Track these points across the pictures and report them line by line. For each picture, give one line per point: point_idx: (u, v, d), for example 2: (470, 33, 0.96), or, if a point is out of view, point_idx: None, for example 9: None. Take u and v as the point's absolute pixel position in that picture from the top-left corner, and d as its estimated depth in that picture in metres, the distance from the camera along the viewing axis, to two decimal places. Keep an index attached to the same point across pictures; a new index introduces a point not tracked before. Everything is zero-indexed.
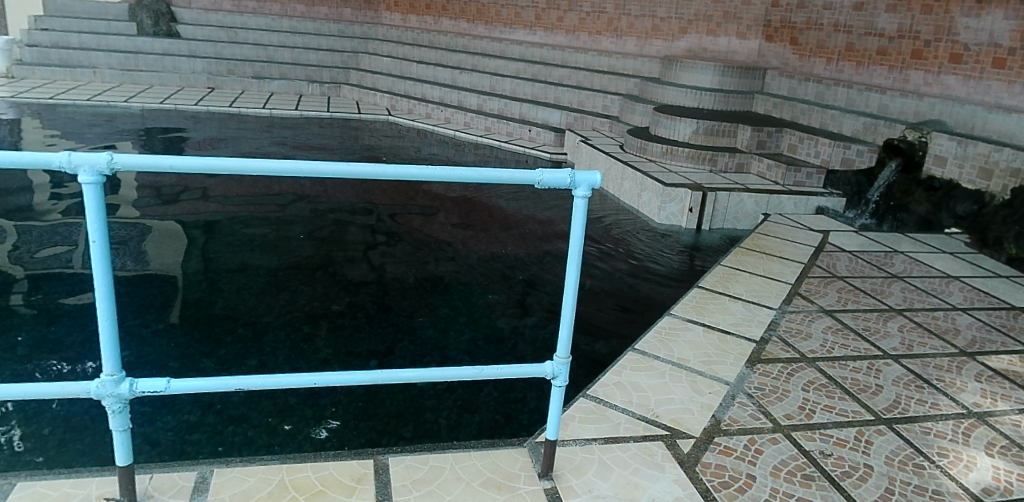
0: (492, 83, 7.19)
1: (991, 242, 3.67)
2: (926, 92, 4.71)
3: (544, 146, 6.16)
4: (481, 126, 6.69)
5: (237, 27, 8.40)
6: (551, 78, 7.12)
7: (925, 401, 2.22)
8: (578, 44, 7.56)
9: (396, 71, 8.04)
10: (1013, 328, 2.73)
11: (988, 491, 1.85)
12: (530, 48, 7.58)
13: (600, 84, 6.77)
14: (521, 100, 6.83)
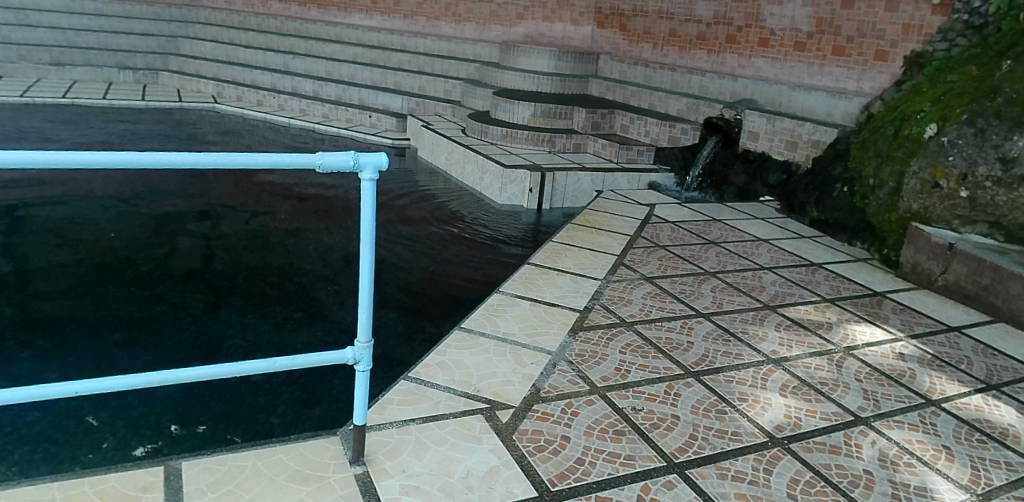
0: (329, 69, 7.01)
1: (797, 207, 4.18)
2: (741, 74, 5.15)
3: (385, 132, 6.11)
4: (318, 113, 6.53)
5: (26, 8, 7.55)
6: (390, 63, 7.06)
7: (730, 353, 2.46)
8: (416, 28, 7.53)
9: (222, 56, 7.62)
10: (809, 282, 3.13)
11: (780, 427, 2.09)
12: (367, 32, 7.44)
13: (441, 69, 6.79)
14: (360, 86, 6.70)
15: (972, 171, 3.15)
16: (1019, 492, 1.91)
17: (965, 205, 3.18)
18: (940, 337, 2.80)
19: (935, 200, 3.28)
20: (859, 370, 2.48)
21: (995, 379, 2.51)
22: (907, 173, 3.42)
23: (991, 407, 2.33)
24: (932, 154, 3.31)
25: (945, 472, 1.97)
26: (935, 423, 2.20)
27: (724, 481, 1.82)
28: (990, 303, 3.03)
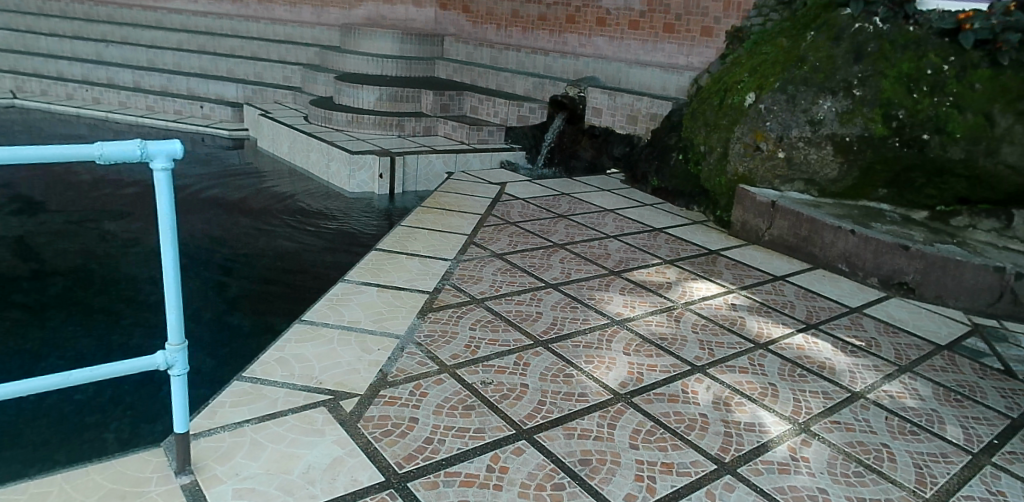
0: (150, 57, 6.48)
1: (639, 177, 4.44)
2: (582, 52, 5.35)
3: (220, 123, 5.76)
4: (141, 106, 6.05)
5: None
6: (221, 49, 6.65)
7: (577, 318, 2.57)
8: (249, 13, 7.15)
9: (19, 46, 6.81)
10: (651, 246, 3.33)
11: (624, 384, 2.21)
12: (192, 17, 6.94)
13: (278, 54, 6.51)
14: (188, 75, 6.26)
15: (787, 134, 3.47)
16: (833, 416, 2.15)
17: (783, 165, 3.50)
18: (767, 286, 3.08)
19: (758, 162, 3.59)
20: (695, 322, 2.67)
21: (813, 319, 2.80)
22: (733, 139, 3.70)
23: (810, 344, 2.60)
24: (753, 120, 3.59)
25: (771, 406, 2.18)
26: (762, 364, 2.43)
27: (572, 440, 1.91)
28: (809, 253, 3.38)
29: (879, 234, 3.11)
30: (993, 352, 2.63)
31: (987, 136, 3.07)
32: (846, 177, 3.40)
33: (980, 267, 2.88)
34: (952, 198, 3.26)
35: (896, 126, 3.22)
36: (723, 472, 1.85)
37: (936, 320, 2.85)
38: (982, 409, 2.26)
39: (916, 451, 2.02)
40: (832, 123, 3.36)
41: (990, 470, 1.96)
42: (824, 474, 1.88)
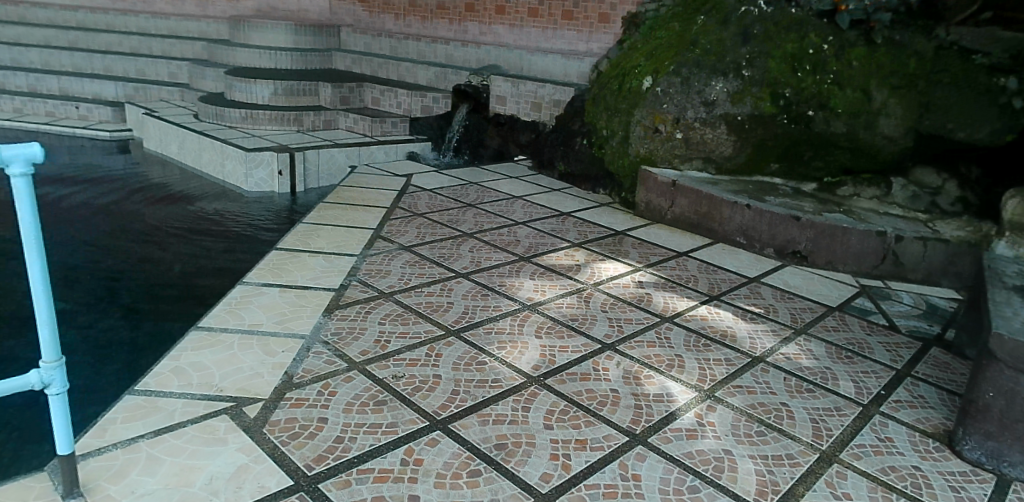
0: (13, 55, 5.97)
1: (546, 163, 4.52)
2: (483, 41, 5.37)
3: (100, 124, 5.38)
4: (6, 108, 5.56)
5: None
6: (96, 45, 6.23)
7: (488, 306, 2.59)
8: (124, 6, 6.73)
9: None
10: (558, 230, 3.39)
11: (537, 367, 2.24)
12: (58, 11, 6.45)
13: (161, 50, 6.17)
14: (59, 73, 5.82)
15: (683, 116, 3.61)
16: (735, 381, 2.26)
17: (681, 145, 3.65)
18: (670, 262, 3.19)
19: (657, 143, 3.71)
20: (605, 301, 2.73)
21: (715, 291, 2.92)
22: (632, 122, 3.80)
23: (713, 314, 2.71)
24: (651, 103, 3.70)
25: (678, 377, 2.26)
26: (669, 336, 2.51)
27: (487, 426, 1.92)
28: (709, 228, 3.53)
29: (772, 207, 3.29)
30: (878, 310, 2.85)
31: (866, 109, 3.31)
32: (740, 154, 3.58)
33: (865, 232, 3.10)
34: (837, 170, 3.49)
35: (784, 104, 3.41)
36: (635, 443, 1.92)
37: (828, 284, 3.06)
38: (869, 364, 2.44)
39: (812, 407, 2.16)
40: (724, 103, 3.52)
41: (878, 419, 2.14)
42: (730, 436, 1.99)
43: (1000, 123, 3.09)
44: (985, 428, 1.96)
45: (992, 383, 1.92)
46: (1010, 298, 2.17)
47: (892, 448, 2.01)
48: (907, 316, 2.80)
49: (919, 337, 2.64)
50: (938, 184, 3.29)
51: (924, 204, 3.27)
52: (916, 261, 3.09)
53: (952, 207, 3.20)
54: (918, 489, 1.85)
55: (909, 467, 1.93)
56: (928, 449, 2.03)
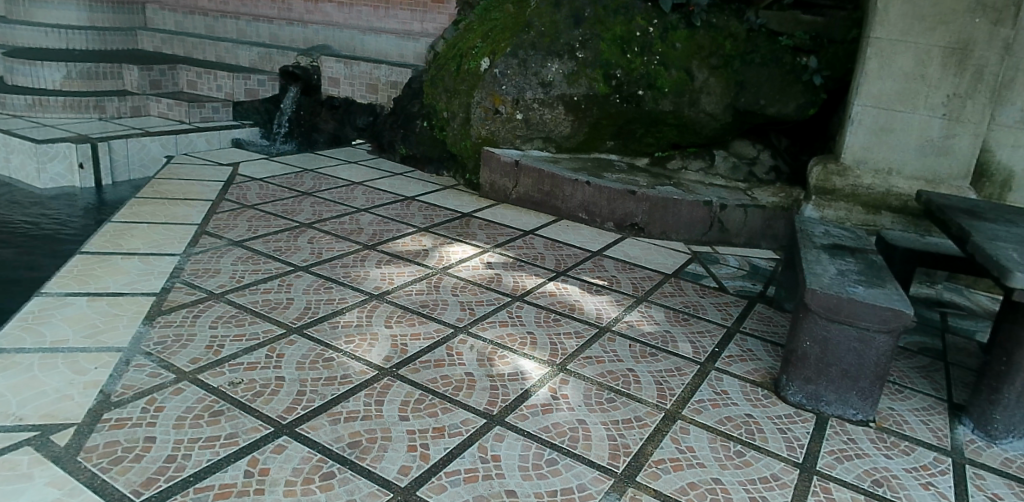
0: None
1: (387, 146, 4.38)
2: (310, 20, 5.09)
3: None
4: None
5: None
6: None
7: (333, 299, 2.44)
8: None
9: None
10: (403, 215, 3.30)
11: (388, 358, 2.14)
12: None
13: None
14: None
15: (521, 97, 3.64)
16: (585, 353, 2.32)
17: (522, 126, 3.69)
18: (518, 241, 3.22)
19: (498, 124, 3.71)
20: (454, 285, 2.68)
21: (562, 267, 2.99)
22: (473, 104, 3.76)
23: (561, 290, 2.76)
24: (489, 84, 3.68)
25: (530, 354, 2.27)
26: (520, 315, 2.52)
27: (338, 425, 1.81)
28: (553, 206, 3.61)
29: (609, 183, 3.44)
30: (709, 273, 3.08)
31: (689, 88, 3.54)
32: (577, 133, 3.71)
33: (693, 203, 3.34)
34: (667, 145, 3.79)
35: (615, 85, 3.56)
36: (493, 424, 1.90)
37: (664, 253, 3.25)
38: (704, 323, 2.63)
39: (655, 370, 2.29)
40: (560, 84, 3.60)
41: (714, 374, 2.32)
42: (582, 405, 2.05)
43: (803, 99, 3.48)
44: (805, 374, 2.25)
45: (809, 334, 2.22)
46: (819, 257, 2.44)
47: (728, 400, 2.19)
48: (733, 276, 3.06)
49: (745, 296, 2.89)
50: (754, 155, 3.72)
51: (743, 174, 3.65)
52: (739, 226, 3.38)
53: (766, 176, 3.64)
54: (751, 435, 2.04)
55: (743, 416, 2.13)
56: (757, 397, 2.25)
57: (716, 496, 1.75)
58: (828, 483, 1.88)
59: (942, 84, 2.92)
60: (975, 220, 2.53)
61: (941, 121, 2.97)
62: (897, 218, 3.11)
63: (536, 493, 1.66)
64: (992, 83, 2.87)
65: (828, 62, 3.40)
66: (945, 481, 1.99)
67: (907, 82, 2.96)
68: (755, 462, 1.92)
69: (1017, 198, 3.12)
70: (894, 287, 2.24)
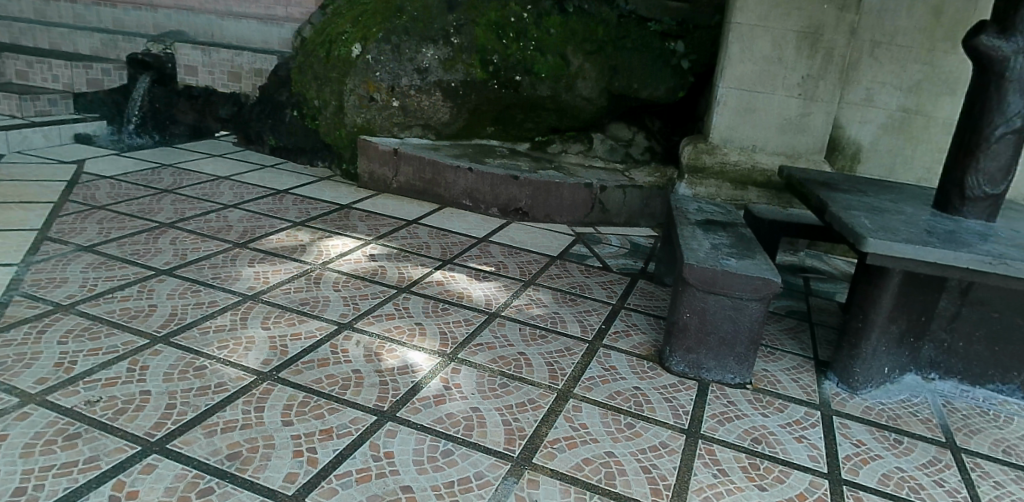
0: None
1: (254, 137, 4.18)
2: (159, 3, 4.70)
3: None
4: None
5: None
6: None
7: (201, 303, 2.27)
8: None
9: None
10: (277, 211, 3.15)
11: (267, 361, 2.02)
12: None
13: None
14: None
15: (397, 84, 3.55)
16: (475, 340, 2.30)
17: (399, 113, 3.60)
18: (401, 231, 3.14)
19: (374, 112, 3.59)
20: (336, 280, 2.58)
21: (448, 255, 2.95)
22: (345, 91, 3.60)
23: (449, 278, 2.73)
24: (363, 71, 3.54)
25: (419, 345, 2.22)
26: (407, 306, 2.46)
27: (215, 437, 1.68)
28: (435, 194, 3.54)
29: (491, 169, 3.43)
30: (593, 253, 3.15)
31: (565, 73, 3.60)
32: (457, 120, 3.69)
33: (575, 186, 3.41)
34: (546, 129, 3.83)
35: (493, 70, 3.56)
36: (383, 421, 1.84)
37: (549, 236, 3.30)
38: (590, 303, 2.70)
39: (546, 352, 2.31)
40: (436, 70, 3.55)
41: (603, 351, 2.37)
42: (475, 394, 2.03)
43: (672, 82, 3.67)
44: (687, 344, 2.35)
45: (689, 305, 2.33)
46: (694, 233, 2.55)
47: (616, 375, 2.26)
48: (616, 255, 3.16)
49: (628, 273, 2.99)
50: (629, 137, 3.84)
51: (620, 155, 3.78)
52: (618, 206, 3.50)
53: (642, 156, 3.78)
54: (640, 407, 2.11)
55: (631, 388, 2.20)
56: (643, 369, 2.33)
57: (611, 469, 1.80)
58: (712, 445, 1.99)
59: (797, 65, 3.15)
60: (830, 192, 2.75)
61: (798, 100, 3.20)
62: (762, 193, 3.31)
63: (432, 487, 1.62)
64: (840, 64, 3.14)
65: (693, 46, 3.61)
66: (814, 433, 2.16)
67: (767, 64, 3.16)
68: (645, 432, 1.99)
69: (867, 169, 3.42)
70: (762, 257, 2.39)
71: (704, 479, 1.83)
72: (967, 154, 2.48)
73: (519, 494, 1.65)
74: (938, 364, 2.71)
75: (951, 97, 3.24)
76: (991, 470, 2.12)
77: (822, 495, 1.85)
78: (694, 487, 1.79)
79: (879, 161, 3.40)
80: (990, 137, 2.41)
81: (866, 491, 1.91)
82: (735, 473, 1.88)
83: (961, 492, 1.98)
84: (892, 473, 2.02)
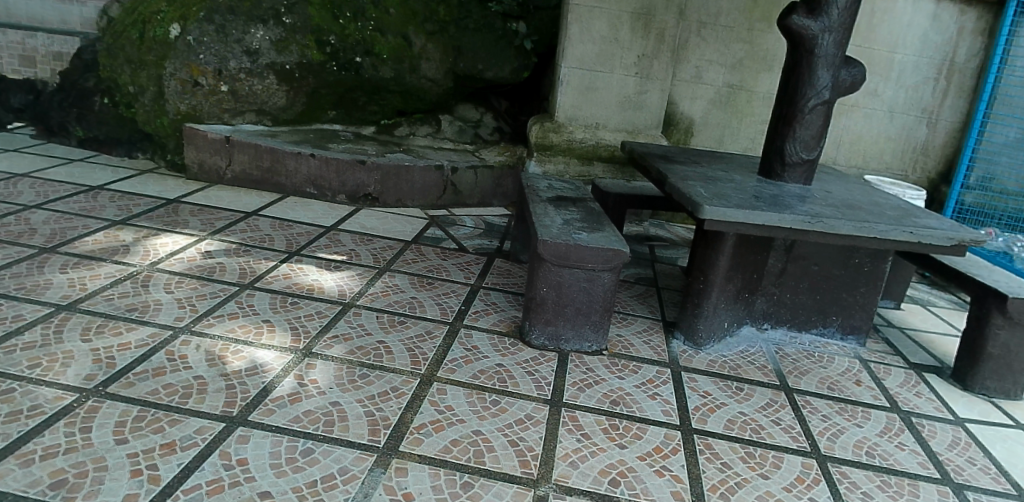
0: None
1: (57, 129, 3.75)
2: None
3: None
4: None
5: None
6: None
7: (3, 318, 2.00)
8: None
9: None
10: (92, 210, 2.85)
11: (89, 377, 1.82)
12: None
13: None
14: None
15: (224, 66, 3.30)
16: (330, 332, 2.23)
17: (229, 98, 3.36)
18: (241, 224, 2.95)
19: (200, 98, 3.32)
20: (168, 282, 2.38)
21: (294, 247, 2.82)
22: (164, 76, 3.29)
23: (297, 271, 2.61)
24: (183, 54, 3.25)
25: (268, 343, 2.11)
26: (252, 304, 2.32)
27: (32, 466, 1.49)
28: (276, 183, 3.35)
29: (336, 155, 3.31)
30: (448, 236, 3.16)
31: (407, 54, 3.56)
32: (295, 103, 3.53)
33: (425, 168, 3.41)
34: (392, 112, 3.78)
35: (331, 51, 3.42)
36: (233, 427, 1.72)
37: (401, 221, 3.26)
38: (448, 285, 2.70)
39: (406, 337, 2.28)
40: (268, 52, 3.34)
41: (464, 332, 2.39)
42: (334, 388, 1.95)
43: (517, 62, 3.77)
44: (545, 317, 2.42)
45: (545, 280, 2.39)
46: (546, 210, 2.62)
47: (478, 354, 2.28)
48: (471, 236, 3.19)
49: (485, 253, 3.03)
50: (478, 118, 3.91)
51: (469, 136, 3.83)
52: (471, 187, 3.56)
53: (489, 136, 3.87)
54: (504, 383, 2.15)
55: (494, 366, 2.22)
56: (505, 345, 2.38)
57: (479, 447, 1.82)
58: (575, 411, 2.07)
59: (633, 46, 3.32)
60: (668, 164, 2.94)
61: (634, 79, 3.38)
62: (607, 168, 3.47)
63: (293, 489, 1.55)
64: (671, 44, 3.34)
65: (535, 28, 3.73)
66: (666, 389, 2.32)
67: (605, 45, 3.30)
68: (510, 407, 2.02)
69: (698, 142, 3.69)
70: (611, 229, 2.51)
71: (569, 445, 1.90)
72: (786, 123, 2.74)
73: (386, 484, 1.62)
74: (770, 315, 3.00)
75: (768, 73, 3.57)
76: (818, 405, 2.39)
77: (676, 445, 1.99)
78: (559, 454, 1.85)
79: (709, 134, 3.67)
80: (804, 108, 2.68)
81: (714, 437, 2.08)
82: (597, 435, 1.97)
83: (794, 428, 2.21)
84: (736, 417, 2.21)
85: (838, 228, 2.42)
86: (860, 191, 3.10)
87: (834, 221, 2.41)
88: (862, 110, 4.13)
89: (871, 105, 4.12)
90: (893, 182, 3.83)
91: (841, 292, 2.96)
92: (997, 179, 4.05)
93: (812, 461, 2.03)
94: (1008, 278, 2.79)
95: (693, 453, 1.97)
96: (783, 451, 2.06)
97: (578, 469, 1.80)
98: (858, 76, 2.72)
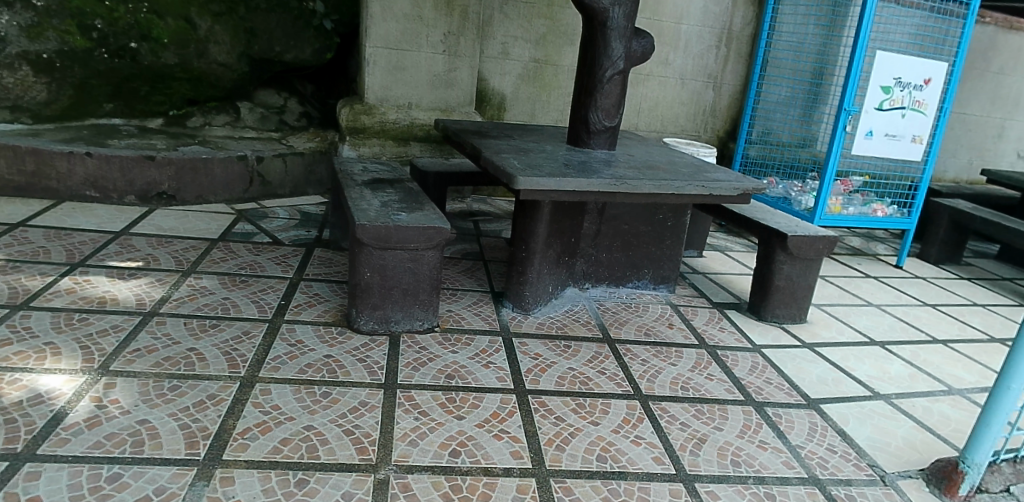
0: None
1: None
2: None
3: None
4: None
5: None
6: None
7: None
8: None
9: None
10: None
11: None
12: None
13: None
14: None
15: None
16: (130, 347, 2.05)
17: None
18: (4, 238, 2.59)
19: None
20: None
21: (76, 258, 2.53)
22: None
23: (82, 284, 2.36)
24: None
25: (54, 367, 1.90)
26: (28, 326, 2.07)
27: None
28: (46, 188, 2.96)
29: (117, 151, 3.00)
30: (260, 230, 3.03)
31: (192, 38, 3.30)
32: (59, 97, 3.14)
33: (226, 160, 3.23)
34: (181, 102, 3.51)
35: (98, 37, 3.08)
36: (18, 464, 1.54)
37: (205, 219, 3.06)
38: (264, 281, 2.59)
39: (220, 341, 2.17)
40: (18, 39, 2.94)
41: (286, 327, 2.32)
42: (139, 405, 1.81)
43: (318, 44, 3.66)
44: (372, 303, 2.41)
45: (368, 264, 2.37)
46: (362, 194, 2.59)
47: (304, 348, 2.22)
48: (286, 228, 3.09)
49: (303, 244, 2.96)
50: (281, 103, 3.80)
51: (274, 124, 3.71)
52: (280, 177, 3.46)
53: (297, 122, 3.78)
54: (334, 374, 2.12)
55: (322, 358, 2.19)
56: (332, 336, 2.34)
57: (312, 442, 1.79)
58: (411, 391, 2.10)
59: (437, 23, 3.35)
60: (481, 139, 3.03)
61: (442, 57, 3.41)
62: (424, 147, 3.50)
63: None
64: (476, 21, 3.41)
65: (333, 6, 3.63)
66: (499, 356, 2.43)
67: (408, 23, 3.29)
68: (342, 397, 2.01)
69: (511, 116, 3.83)
70: (430, 208, 2.54)
71: (407, 424, 1.93)
72: (588, 94, 2.93)
73: (211, 496, 1.55)
74: (589, 275, 3.23)
75: (569, 47, 3.78)
76: (637, 351, 2.64)
77: (511, 408, 2.11)
78: (398, 435, 1.88)
79: (521, 108, 3.83)
80: (602, 79, 2.87)
81: (547, 394, 2.22)
82: (435, 410, 2.03)
83: (618, 375, 2.42)
84: (565, 373, 2.38)
85: (640, 188, 2.65)
86: (658, 152, 3.41)
87: (636, 182, 2.62)
88: (655, 78, 4.51)
89: (664, 73, 4.52)
90: (688, 142, 4.24)
91: (649, 247, 3.26)
92: (774, 134, 4.53)
93: (636, 402, 2.25)
94: (786, 218, 3.24)
95: (527, 412, 2.10)
96: (609, 397, 2.25)
97: (417, 447, 1.85)
98: (649, 46, 2.95)
